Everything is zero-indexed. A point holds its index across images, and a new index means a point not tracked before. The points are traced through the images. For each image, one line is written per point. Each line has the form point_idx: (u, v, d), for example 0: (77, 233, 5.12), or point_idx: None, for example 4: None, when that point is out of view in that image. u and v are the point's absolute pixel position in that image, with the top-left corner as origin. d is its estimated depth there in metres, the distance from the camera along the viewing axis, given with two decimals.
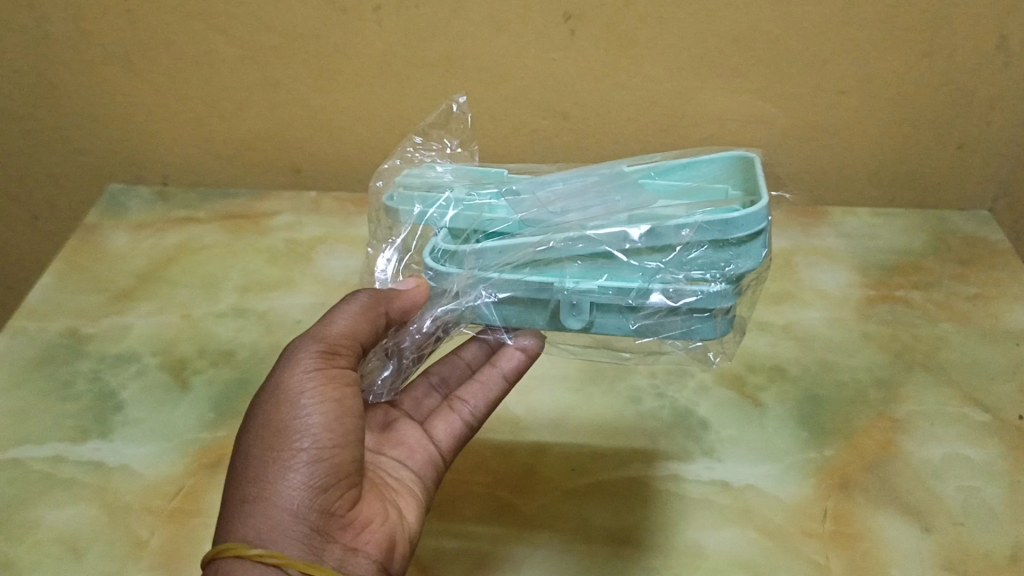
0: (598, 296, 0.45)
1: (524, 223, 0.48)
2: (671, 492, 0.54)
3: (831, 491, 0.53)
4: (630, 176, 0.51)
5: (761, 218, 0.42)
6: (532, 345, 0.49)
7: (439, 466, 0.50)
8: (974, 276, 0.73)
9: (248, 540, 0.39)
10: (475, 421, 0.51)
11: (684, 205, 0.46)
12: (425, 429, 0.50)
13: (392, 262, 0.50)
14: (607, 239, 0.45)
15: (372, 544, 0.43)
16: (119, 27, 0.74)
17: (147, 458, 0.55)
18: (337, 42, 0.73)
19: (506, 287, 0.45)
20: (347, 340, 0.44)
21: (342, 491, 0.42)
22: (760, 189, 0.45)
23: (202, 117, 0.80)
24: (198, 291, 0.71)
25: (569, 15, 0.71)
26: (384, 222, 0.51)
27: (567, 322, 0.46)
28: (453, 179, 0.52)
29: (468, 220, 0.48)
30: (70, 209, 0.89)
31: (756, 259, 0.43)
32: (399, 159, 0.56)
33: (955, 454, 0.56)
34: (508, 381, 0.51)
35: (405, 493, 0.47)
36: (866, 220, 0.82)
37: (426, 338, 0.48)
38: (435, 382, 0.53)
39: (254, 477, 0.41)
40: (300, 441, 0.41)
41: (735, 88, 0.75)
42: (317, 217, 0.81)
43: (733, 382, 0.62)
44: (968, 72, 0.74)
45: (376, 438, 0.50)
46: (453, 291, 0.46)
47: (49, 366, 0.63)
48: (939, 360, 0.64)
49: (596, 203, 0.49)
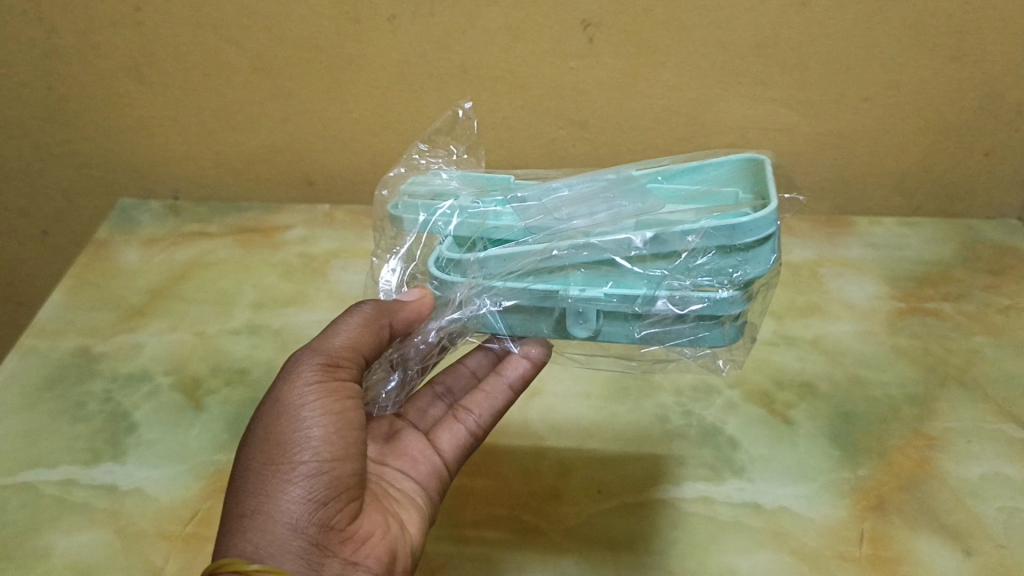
0: (604, 304, 0.43)
1: (529, 230, 0.46)
2: (701, 514, 0.52)
3: (867, 513, 0.51)
4: (637, 181, 0.49)
5: (769, 224, 0.40)
6: (538, 354, 0.48)
7: (444, 478, 0.48)
8: (1005, 286, 0.72)
9: (246, 555, 0.37)
10: (481, 431, 0.49)
11: (692, 211, 0.45)
12: (430, 440, 0.49)
13: (396, 272, 0.49)
14: (612, 246, 0.43)
15: (372, 559, 0.40)
16: (128, 40, 0.73)
17: (161, 481, 0.54)
18: (351, 52, 0.72)
19: (510, 295, 0.44)
20: (350, 352, 0.42)
21: (341, 505, 0.40)
22: (770, 192, 0.43)
23: (213, 130, 0.79)
24: (211, 308, 0.69)
25: (587, 22, 0.69)
26: (389, 231, 0.50)
27: (572, 331, 0.44)
28: (458, 186, 0.51)
29: (473, 227, 0.47)
30: (80, 224, 0.87)
31: (765, 264, 0.41)
32: (404, 166, 0.54)
33: (994, 473, 0.54)
34: (514, 390, 0.49)
35: (408, 505, 0.46)
36: (892, 229, 0.80)
37: (431, 348, 0.47)
38: (440, 392, 0.52)
39: (253, 491, 0.39)
40: (300, 454, 0.40)
41: (757, 96, 0.74)
42: (331, 230, 0.80)
43: (760, 398, 0.60)
44: (997, 77, 0.72)
45: (378, 449, 0.48)
46: (457, 300, 0.45)
47: (60, 386, 0.61)
48: (973, 374, 0.62)
49: (603, 208, 0.47)
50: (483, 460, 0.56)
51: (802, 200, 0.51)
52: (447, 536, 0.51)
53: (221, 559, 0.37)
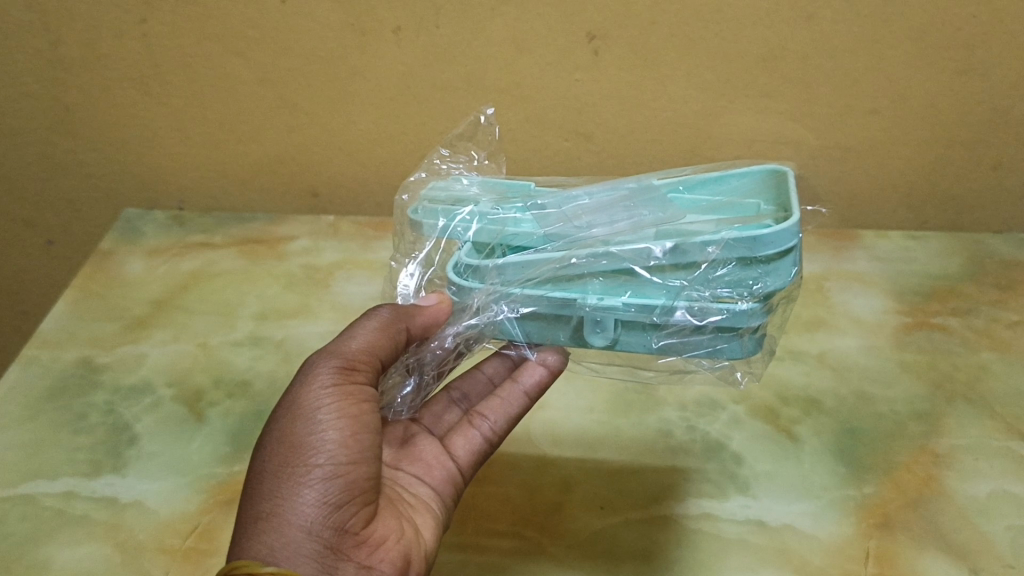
0: (622, 313, 0.42)
1: (548, 237, 0.46)
2: (705, 531, 0.51)
3: (873, 531, 0.51)
4: (658, 190, 0.49)
5: (791, 236, 0.40)
6: (555, 361, 0.48)
7: (459, 484, 0.48)
8: (1013, 301, 0.71)
9: (260, 557, 0.37)
10: (495, 438, 0.49)
11: (712, 221, 0.44)
12: (445, 445, 0.49)
13: (415, 276, 0.48)
14: (630, 256, 0.42)
15: (387, 563, 0.40)
16: (135, 51, 0.73)
17: (161, 494, 0.53)
18: (356, 64, 0.72)
19: (528, 303, 0.44)
20: (367, 356, 0.42)
21: (356, 508, 0.40)
22: (792, 205, 0.43)
23: (219, 141, 0.79)
24: (214, 319, 0.69)
25: (593, 35, 0.69)
26: (408, 235, 0.50)
27: (590, 339, 0.44)
28: (478, 193, 0.51)
29: (492, 234, 0.47)
30: (85, 234, 0.87)
31: (786, 277, 0.41)
32: (425, 171, 0.54)
33: (1002, 491, 0.54)
34: (530, 398, 0.49)
35: (423, 510, 0.45)
36: (898, 243, 0.80)
37: (448, 353, 0.47)
38: (456, 398, 0.51)
39: (268, 493, 0.39)
40: (315, 457, 0.39)
41: (763, 109, 0.73)
42: (334, 242, 0.79)
43: (765, 414, 0.60)
44: (1004, 91, 0.72)
45: (394, 453, 0.48)
46: (474, 307, 0.44)
47: (62, 397, 0.61)
48: (980, 390, 0.62)
49: (624, 217, 0.46)
50: (486, 475, 0.56)
51: (824, 212, 0.54)
52: (448, 552, 0.51)
53: (236, 560, 0.38)
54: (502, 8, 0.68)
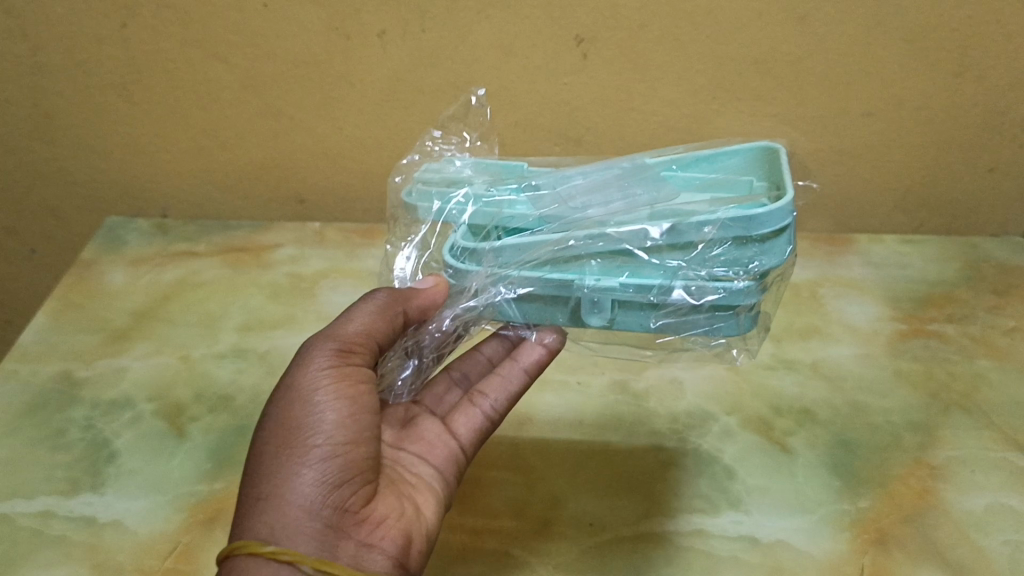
0: (620, 294, 0.41)
1: (544, 219, 0.45)
2: (696, 548, 0.50)
3: (868, 547, 0.50)
4: (651, 170, 0.48)
5: (784, 215, 0.40)
6: (553, 341, 0.46)
7: (462, 463, 0.46)
8: (1011, 307, 0.70)
9: (262, 537, 0.36)
10: (497, 416, 0.47)
11: (707, 200, 0.43)
12: (447, 424, 0.47)
13: (411, 259, 0.46)
14: (628, 237, 0.42)
15: (386, 541, 0.39)
16: (115, 56, 0.71)
17: (141, 513, 0.52)
18: (341, 69, 0.71)
19: (526, 283, 0.42)
20: (363, 339, 0.41)
21: (356, 487, 0.39)
22: (786, 183, 0.42)
23: (203, 147, 0.77)
24: (197, 331, 0.68)
25: (581, 38, 0.68)
26: (403, 219, 0.48)
27: (587, 321, 0.43)
28: (473, 175, 0.51)
29: (488, 216, 0.46)
30: (69, 243, 0.86)
31: (782, 255, 0.40)
32: (417, 153, 0.54)
33: (999, 504, 0.53)
34: (529, 375, 0.47)
35: (426, 489, 0.44)
36: (893, 247, 0.79)
37: (447, 336, 0.45)
38: (457, 378, 0.49)
39: (267, 475, 0.38)
40: (313, 438, 0.38)
41: (756, 113, 0.72)
42: (320, 250, 0.78)
43: (758, 425, 0.58)
44: (1000, 92, 0.70)
45: (394, 433, 0.46)
46: (472, 289, 0.43)
47: (41, 413, 0.60)
48: (977, 400, 0.61)
49: (618, 198, 0.46)
50: (472, 490, 0.54)
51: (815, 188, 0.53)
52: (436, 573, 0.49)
53: (238, 540, 0.37)
54: (489, 11, 0.67)
